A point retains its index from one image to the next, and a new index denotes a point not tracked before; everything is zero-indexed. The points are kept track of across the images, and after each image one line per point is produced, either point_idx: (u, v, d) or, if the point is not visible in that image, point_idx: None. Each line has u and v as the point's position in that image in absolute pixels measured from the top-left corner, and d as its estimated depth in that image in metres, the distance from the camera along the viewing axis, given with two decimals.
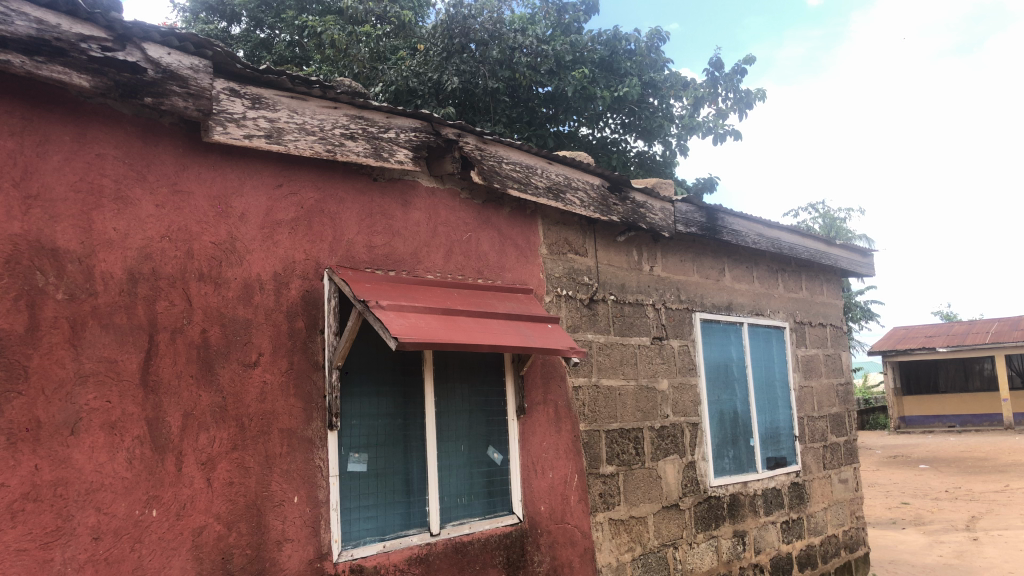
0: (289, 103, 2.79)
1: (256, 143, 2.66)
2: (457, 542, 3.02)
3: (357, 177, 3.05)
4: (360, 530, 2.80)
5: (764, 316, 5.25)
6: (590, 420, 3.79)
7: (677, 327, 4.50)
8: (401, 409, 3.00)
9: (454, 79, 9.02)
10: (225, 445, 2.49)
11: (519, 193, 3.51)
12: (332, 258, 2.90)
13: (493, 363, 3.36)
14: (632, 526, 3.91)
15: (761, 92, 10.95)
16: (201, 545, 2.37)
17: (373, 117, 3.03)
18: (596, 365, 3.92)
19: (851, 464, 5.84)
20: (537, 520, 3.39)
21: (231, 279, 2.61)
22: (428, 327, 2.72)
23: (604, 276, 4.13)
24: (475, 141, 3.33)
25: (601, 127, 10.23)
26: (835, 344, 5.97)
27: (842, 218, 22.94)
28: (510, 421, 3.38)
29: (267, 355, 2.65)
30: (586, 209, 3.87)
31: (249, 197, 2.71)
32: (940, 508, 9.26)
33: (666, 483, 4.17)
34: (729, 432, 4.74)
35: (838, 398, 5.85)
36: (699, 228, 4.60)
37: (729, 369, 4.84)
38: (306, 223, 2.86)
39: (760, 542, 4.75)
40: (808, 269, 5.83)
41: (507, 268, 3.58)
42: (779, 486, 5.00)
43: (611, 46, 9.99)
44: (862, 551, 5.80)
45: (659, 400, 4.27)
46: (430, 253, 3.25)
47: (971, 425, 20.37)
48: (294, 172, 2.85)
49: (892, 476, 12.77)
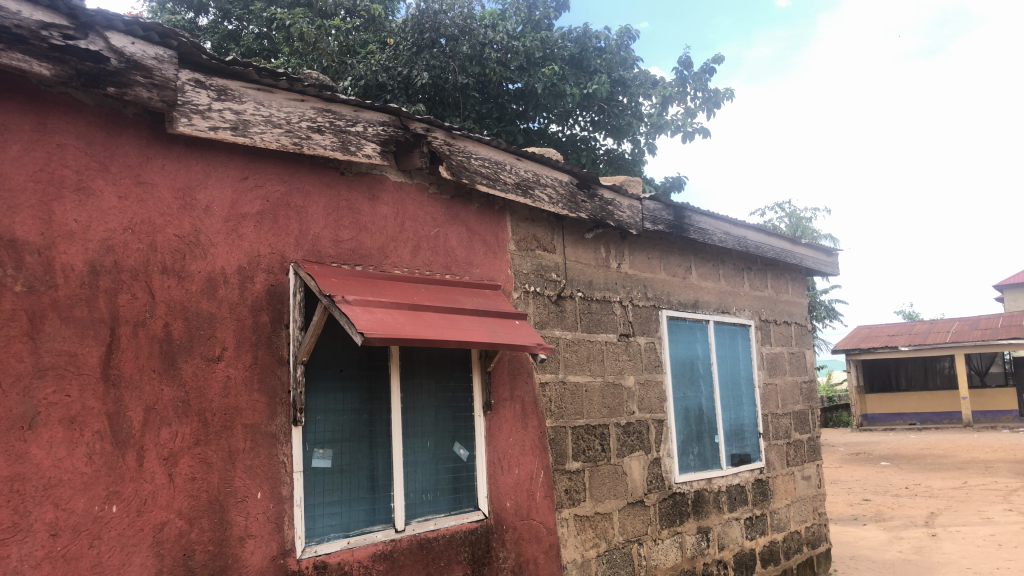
0: (255, 94, 2.76)
1: (222, 135, 2.63)
2: (421, 538, 3.02)
3: (324, 170, 3.03)
4: (324, 526, 2.78)
5: (730, 314, 5.30)
6: (556, 416, 3.81)
7: (644, 324, 4.53)
8: (366, 404, 2.99)
9: (424, 74, 9.00)
10: (188, 440, 2.46)
11: (487, 189, 3.50)
12: (298, 252, 2.88)
13: (460, 359, 3.36)
14: (597, 522, 3.94)
15: (729, 91, 11.05)
16: (162, 542, 2.34)
17: (340, 110, 3.01)
18: (562, 362, 3.94)
19: (814, 461, 5.92)
20: (503, 516, 3.39)
21: (195, 272, 2.58)
22: (395, 323, 2.71)
23: (572, 273, 4.15)
24: (443, 136, 3.33)
25: (571, 125, 10.26)
26: (799, 343, 6.05)
27: (807, 219, 23.28)
28: (477, 417, 3.38)
29: (231, 350, 2.62)
30: (554, 206, 3.88)
31: (213, 189, 2.68)
32: (900, 505, 9.44)
33: (631, 479, 4.20)
34: (695, 428, 4.79)
35: (801, 396, 5.93)
36: (667, 225, 4.64)
37: (695, 366, 4.88)
38: (272, 217, 2.83)
39: (723, 538, 4.81)
40: (773, 267, 5.90)
41: (475, 264, 3.58)
42: (742, 483, 5.06)
43: (581, 43, 10.04)
44: (824, 546, 5.89)
45: (625, 397, 4.30)
46: (398, 248, 3.24)
47: (931, 423, 20.78)
48: (260, 164, 2.83)
49: (853, 472, 12.99)
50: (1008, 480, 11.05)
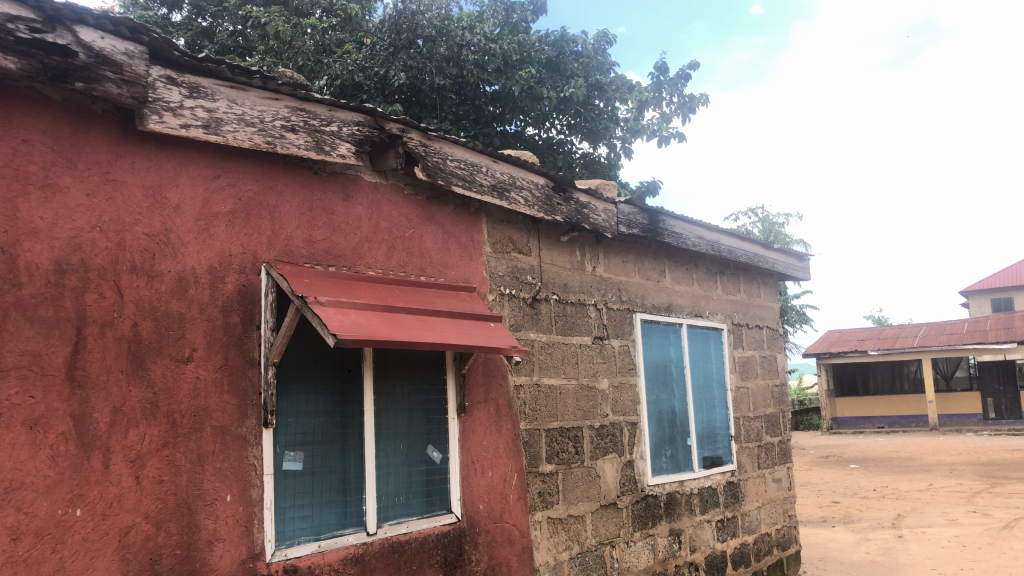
0: (228, 93, 2.72)
1: (194, 134, 2.59)
2: (393, 541, 2.99)
3: (297, 169, 3.00)
4: (294, 530, 2.75)
5: (703, 318, 5.33)
6: (531, 419, 3.80)
7: (618, 327, 4.54)
8: (339, 407, 2.96)
9: (401, 75, 8.98)
10: (156, 442, 2.42)
11: (463, 190, 3.49)
12: (271, 252, 2.85)
13: (435, 361, 3.34)
14: (570, 525, 3.93)
15: (704, 97, 11.13)
16: (128, 546, 2.30)
17: (314, 110, 2.98)
18: (537, 364, 3.93)
19: (784, 464, 5.97)
20: (476, 519, 3.37)
21: (165, 272, 2.54)
22: (369, 324, 2.69)
23: (548, 275, 4.14)
24: (419, 137, 3.31)
25: (547, 127, 10.27)
26: (771, 346, 6.10)
27: (780, 224, 23.55)
28: (450, 420, 3.36)
29: (201, 351, 2.58)
30: (530, 209, 3.87)
31: (185, 187, 2.64)
32: (868, 506, 9.55)
33: (604, 482, 4.20)
34: (667, 431, 4.80)
35: (772, 399, 5.97)
36: (641, 229, 4.65)
37: (668, 369, 4.90)
38: (244, 216, 2.79)
39: (695, 540, 4.83)
40: (746, 272, 5.94)
41: (449, 265, 3.56)
42: (714, 485, 5.09)
43: (558, 46, 10.05)
44: (794, 548, 5.94)
45: (599, 400, 4.30)
46: (371, 249, 3.21)
47: (899, 426, 21.13)
48: (232, 163, 2.79)
49: (823, 474, 13.14)
50: (973, 482, 11.22)
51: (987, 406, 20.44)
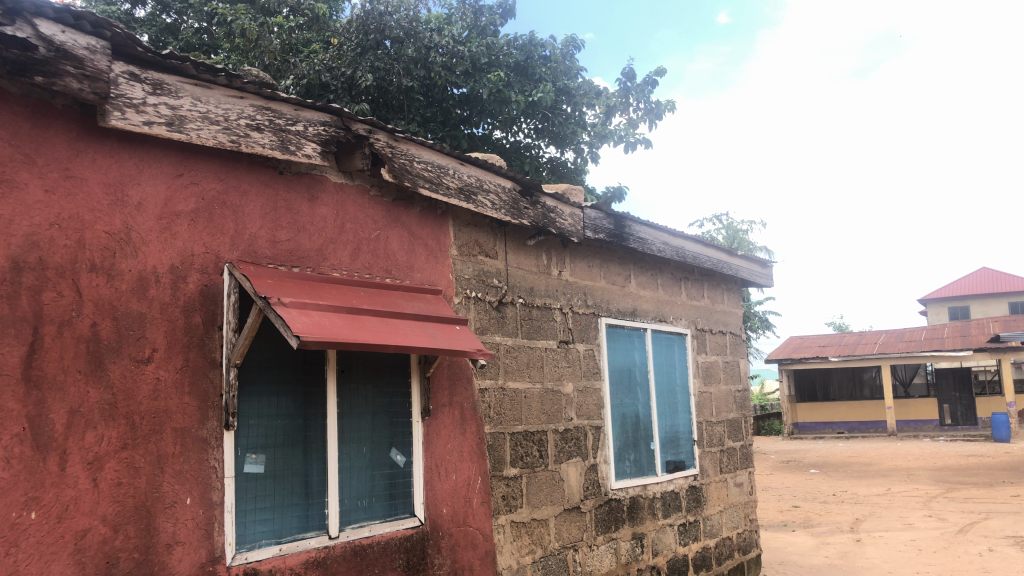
0: (192, 90, 2.69)
1: (157, 131, 2.56)
2: (356, 544, 2.98)
3: (262, 169, 2.98)
4: (255, 533, 2.72)
5: (667, 323, 5.37)
6: (495, 423, 3.80)
7: (583, 331, 4.56)
8: (301, 409, 2.93)
9: (368, 76, 8.97)
10: (114, 444, 2.38)
11: (429, 193, 3.48)
12: (234, 252, 2.82)
13: (399, 364, 3.33)
14: (533, 529, 3.93)
15: (670, 103, 11.24)
16: (84, 549, 2.26)
17: (280, 109, 2.96)
18: (502, 368, 3.93)
19: (746, 468, 6.03)
20: (439, 523, 3.36)
21: (125, 271, 2.50)
22: (332, 326, 2.67)
23: (514, 278, 4.15)
24: (386, 138, 3.29)
25: (514, 131, 10.29)
26: (734, 352, 6.16)
27: (743, 230, 23.86)
28: (414, 423, 3.35)
29: (162, 351, 2.55)
30: (497, 212, 3.88)
31: (147, 185, 2.61)
32: (827, 511, 9.69)
33: (568, 485, 4.22)
34: (631, 435, 4.83)
35: (735, 404, 6.03)
36: (607, 234, 4.68)
37: (632, 373, 4.93)
38: (207, 215, 2.76)
39: (657, 544, 4.86)
40: (710, 278, 6.00)
41: (415, 267, 3.55)
42: (676, 489, 5.13)
43: (526, 50, 10.08)
44: (755, 552, 6.00)
45: (564, 403, 4.31)
46: (337, 250, 3.20)
47: (858, 431, 21.47)
48: (196, 161, 2.76)
49: (784, 479, 13.31)
50: (929, 487, 11.44)
51: (943, 412, 20.98)
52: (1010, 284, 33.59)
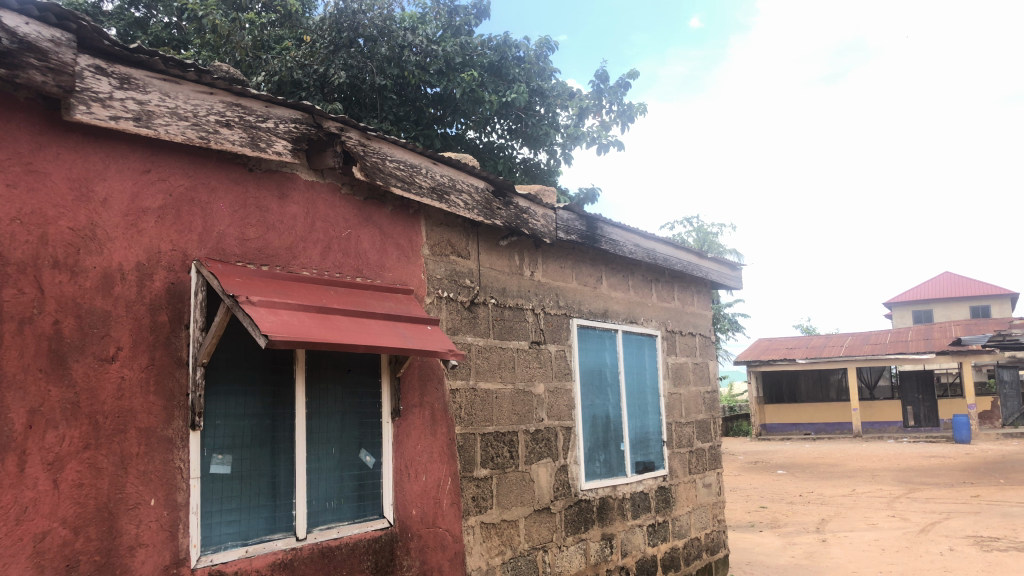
0: (161, 85, 2.65)
1: (123, 126, 2.52)
2: (324, 546, 2.96)
3: (231, 166, 2.94)
4: (221, 534, 2.68)
5: (638, 324, 5.39)
6: (466, 423, 3.79)
7: (555, 332, 4.57)
8: (269, 409, 2.90)
9: (341, 73, 8.92)
10: (76, 444, 2.33)
11: (401, 192, 3.46)
12: (202, 250, 2.77)
13: (369, 364, 3.30)
14: (503, 530, 3.92)
15: (642, 106, 11.30)
16: (43, 552, 2.21)
17: (250, 106, 2.92)
18: (473, 368, 3.92)
19: (715, 469, 6.08)
20: (408, 524, 3.34)
21: (89, 268, 2.45)
22: (302, 326, 2.64)
23: (486, 279, 4.14)
24: (358, 137, 3.27)
25: (488, 132, 10.28)
26: (703, 354, 6.20)
27: (714, 233, 24.08)
28: (384, 424, 3.32)
29: (127, 349, 2.50)
30: (469, 212, 3.86)
31: (113, 181, 2.56)
32: (794, 512, 9.78)
33: (538, 486, 4.22)
34: (601, 436, 4.84)
35: (704, 406, 6.07)
36: (579, 236, 4.69)
37: (603, 374, 4.95)
38: (175, 212, 2.72)
39: (626, 544, 4.88)
40: (680, 280, 6.03)
41: (387, 267, 3.53)
42: (646, 490, 5.15)
43: (500, 51, 10.08)
44: (722, 553, 6.04)
45: (535, 404, 4.31)
46: (307, 249, 3.16)
47: (824, 433, 21.72)
48: (164, 157, 2.71)
49: (752, 480, 13.42)
50: (893, 487, 11.60)
51: (907, 414, 21.44)
52: (973, 288, 34.24)
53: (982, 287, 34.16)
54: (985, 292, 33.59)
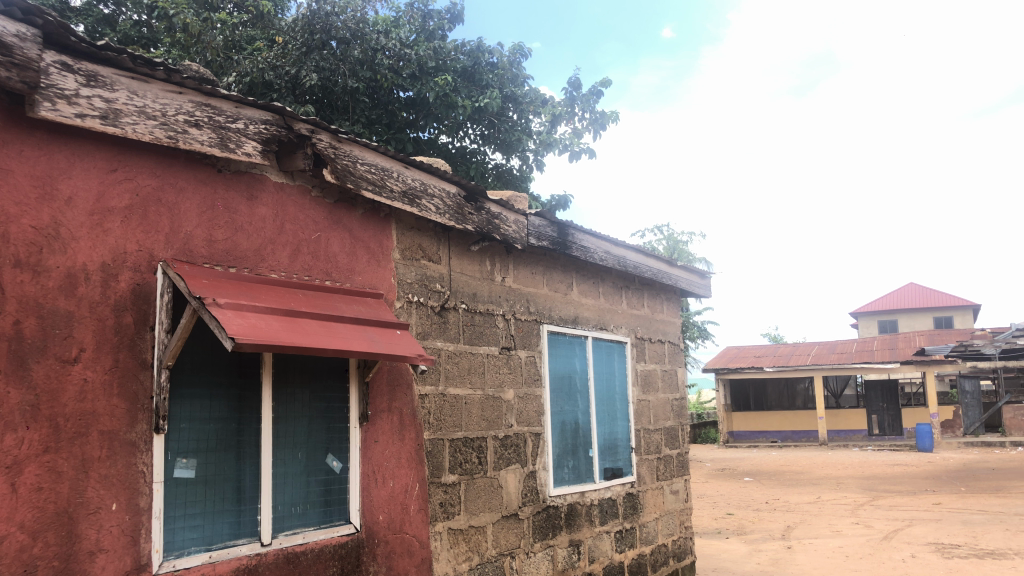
0: (129, 84, 2.62)
1: (89, 124, 2.48)
2: (288, 552, 2.93)
3: (199, 166, 2.90)
4: (184, 540, 2.64)
5: (608, 331, 5.42)
6: (434, 429, 3.77)
7: (525, 338, 4.57)
8: (235, 413, 2.86)
9: (313, 75, 8.87)
10: (35, 447, 2.29)
11: (372, 195, 3.44)
12: (168, 251, 2.74)
13: (337, 368, 3.28)
14: (470, 536, 3.91)
15: (614, 114, 11.37)
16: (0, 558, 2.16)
17: (220, 106, 2.90)
18: (443, 374, 3.90)
19: (682, 476, 6.11)
20: (374, 530, 3.31)
21: (52, 268, 2.41)
22: (269, 329, 2.62)
23: (457, 284, 4.13)
24: (329, 139, 3.24)
25: (460, 136, 10.27)
26: (672, 361, 6.24)
27: (684, 242, 24.28)
28: (352, 428, 3.30)
29: (90, 351, 2.46)
30: (440, 216, 3.86)
31: (78, 179, 2.52)
32: (759, 519, 9.87)
33: (506, 492, 4.21)
34: (570, 442, 4.85)
35: (672, 412, 6.11)
36: (550, 242, 4.71)
37: (573, 381, 4.96)
38: (141, 212, 2.68)
39: (594, 551, 4.88)
40: (650, 287, 6.07)
41: (356, 271, 3.51)
42: (614, 496, 5.17)
43: (474, 57, 10.10)
44: (689, 559, 6.07)
45: (504, 410, 4.31)
46: (275, 251, 3.14)
47: (791, 441, 21.94)
48: (131, 157, 2.67)
49: (719, 487, 13.50)
50: (857, 495, 11.75)
51: (871, 422, 21.75)
52: (936, 299, 34.83)
53: (944, 298, 34.77)
54: (948, 303, 34.21)
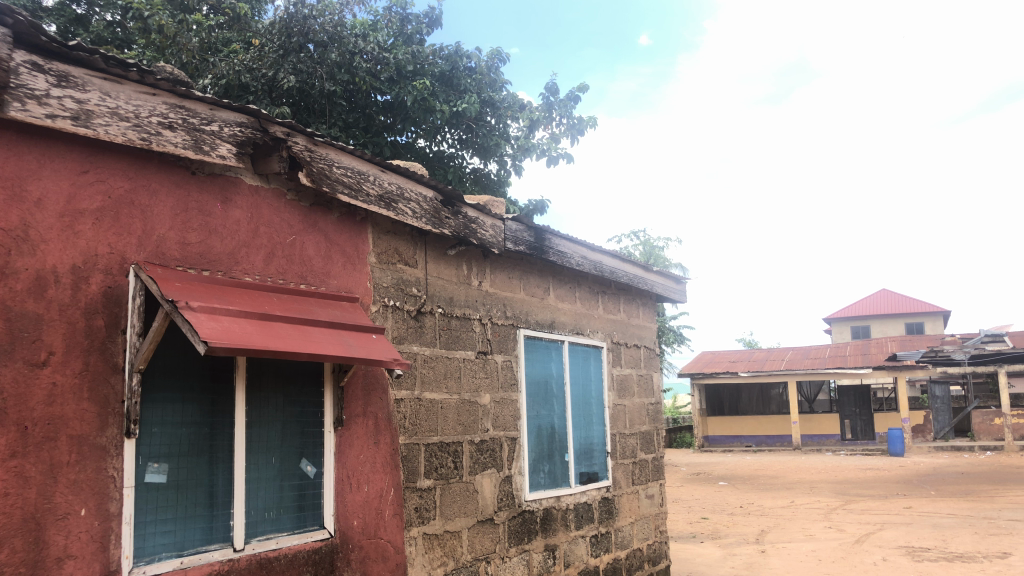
0: (101, 84, 2.59)
1: (60, 125, 2.45)
2: (262, 557, 2.91)
3: (173, 168, 2.88)
4: (155, 545, 2.61)
5: (584, 335, 5.43)
6: (410, 433, 3.76)
7: (501, 342, 4.57)
8: (207, 418, 2.83)
9: (290, 77, 8.84)
10: (2, 452, 2.25)
11: (348, 199, 3.43)
12: (141, 253, 2.71)
13: (311, 373, 3.26)
14: (446, 541, 3.90)
15: (592, 120, 11.43)
16: None
17: (194, 108, 2.87)
18: (419, 378, 3.90)
19: (658, 481, 6.13)
20: (349, 535, 3.30)
21: (21, 270, 2.38)
22: (243, 333, 2.60)
23: (433, 288, 4.12)
24: (304, 142, 3.23)
25: (438, 141, 10.24)
26: (648, 365, 6.26)
27: (659, 247, 24.42)
28: (326, 433, 3.28)
29: (59, 355, 2.43)
30: (417, 220, 3.85)
31: (47, 180, 2.48)
32: (734, 523, 9.92)
33: (481, 497, 4.20)
34: (546, 447, 4.86)
35: (647, 417, 6.13)
36: (527, 246, 4.72)
37: (549, 385, 4.97)
38: (114, 214, 2.65)
39: (569, 555, 4.89)
40: (626, 293, 6.10)
41: (332, 274, 3.49)
42: (589, 501, 5.18)
43: (452, 61, 10.14)
44: (664, 563, 6.09)
45: (480, 414, 4.30)
46: (249, 254, 3.11)
47: (765, 445, 22.11)
48: (103, 158, 2.64)
49: (694, 492, 13.54)
50: (830, 499, 11.85)
51: (845, 427, 21.96)
52: (907, 305, 35.28)
53: (916, 304, 35.18)
54: (919, 309, 34.64)
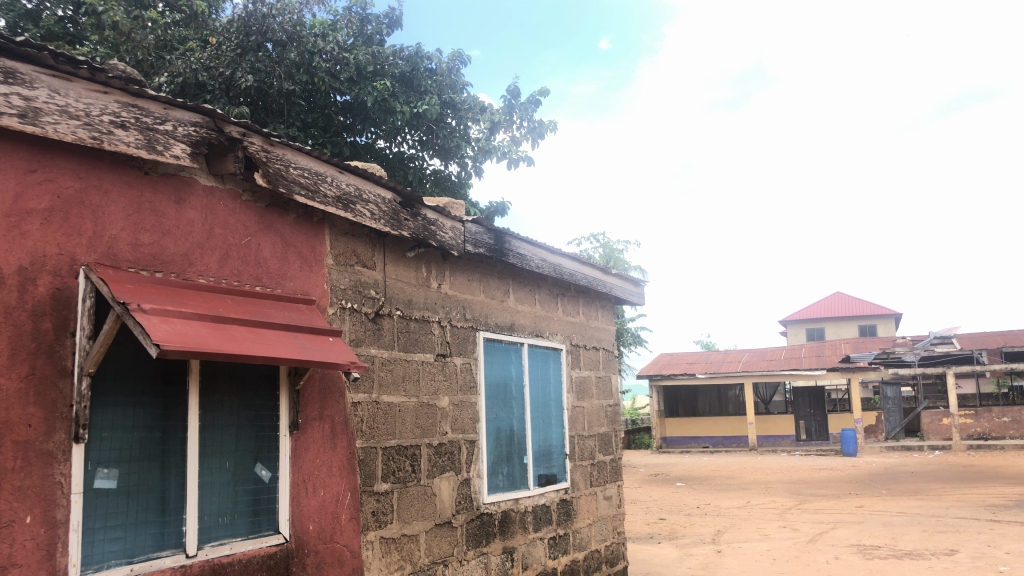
0: (49, 81, 2.53)
1: (7, 121, 2.37)
2: (215, 563, 2.87)
3: (125, 168, 2.82)
4: (104, 553, 2.56)
5: (543, 338, 5.45)
6: (367, 437, 3.73)
7: (461, 344, 4.56)
8: (160, 422, 2.79)
9: (248, 77, 8.72)
10: None
11: (305, 200, 3.39)
12: (91, 254, 2.65)
13: (266, 376, 3.22)
14: (403, 544, 3.88)
15: (553, 123, 11.47)
16: None
17: (146, 107, 2.83)
18: (376, 381, 3.87)
19: (615, 482, 6.17)
20: (305, 540, 3.26)
21: None
22: (197, 335, 2.56)
23: (392, 290, 4.10)
24: (260, 142, 3.19)
25: (398, 142, 10.19)
26: (607, 367, 6.30)
27: (618, 250, 24.58)
28: (282, 437, 3.24)
29: (4, 358, 2.37)
30: (375, 222, 3.82)
31: None
32: (691, 524, 10.02)
33: (439, 500, 4.19)
34: (505, 449, 4.86)
35: (606, 419, 6.17)
36: (487, 248, 4.72)
37: (508, 387, 4.97)
38: (63, 214, 2.59)
39: (527, 557, 4.90)
40: (585, 295, 6.13)
41: (288, 276, 3.45)
42: (548, 503, 5.20)
43: (412, 62, 10.11)
44: (621, 564, 6.12)
45: (438, 417, 4.29)
46: (203, 255, 3.06)
47: (722, 446, 22.42)
48: (51, 157, 2.58)
49: (652, 493, 13.64)
50: (785, 499, 12.02)
51: (800, 428, 22.31)
52: (860, 308, 35.99)
53: (869, 306, 35.90)
54: (872, 313, 35.34)
